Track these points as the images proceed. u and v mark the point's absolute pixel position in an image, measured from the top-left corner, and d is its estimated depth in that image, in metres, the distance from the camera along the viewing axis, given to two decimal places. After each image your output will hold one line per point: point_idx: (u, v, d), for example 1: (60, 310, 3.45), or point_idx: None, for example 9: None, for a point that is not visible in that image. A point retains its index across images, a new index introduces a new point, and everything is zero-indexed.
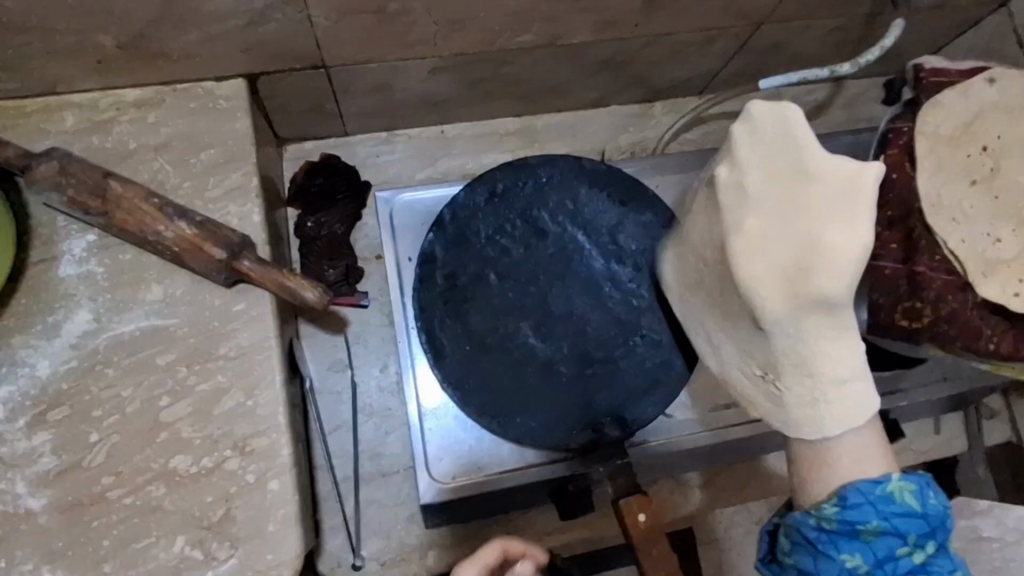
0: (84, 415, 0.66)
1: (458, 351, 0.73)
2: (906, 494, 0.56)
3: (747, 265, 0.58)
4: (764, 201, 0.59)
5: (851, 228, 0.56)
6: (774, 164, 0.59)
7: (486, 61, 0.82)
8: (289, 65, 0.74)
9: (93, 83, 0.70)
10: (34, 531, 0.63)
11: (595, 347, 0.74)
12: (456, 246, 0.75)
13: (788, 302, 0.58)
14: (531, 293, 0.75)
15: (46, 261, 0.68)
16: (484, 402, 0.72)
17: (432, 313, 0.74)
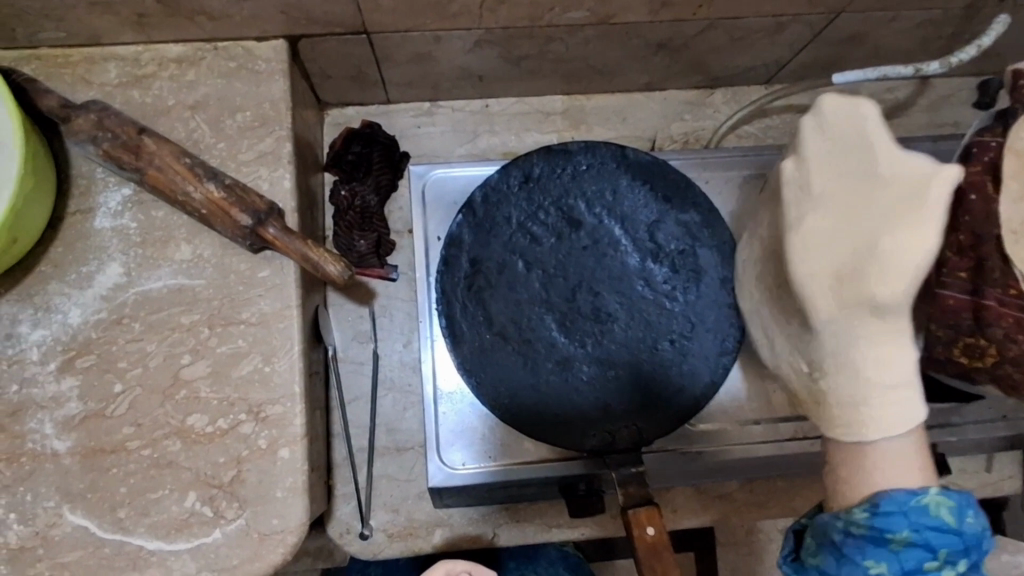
0: (110, 365, 0.68)
1: (478, 337, 0.71)
2: (942, 509, 0.53)
3: (800, 257, 0.58)
4: (824, 196, 0.58)
5: (918, 234, 0.55)
6: (841, 165, 0.58)
7: (530, 37, 0.79)
8: (328, 29, 0.74)
9: (136, 37, 0.72)
10: (57, 471, 0.66)
11: (622, 346, 0.71)
12: (484, 229, 0.72)
13: (840, 298, 0.57)
14: (559, 286, 0.72)
15: (83, 211, 0.70)
16: (500, 392, 0.70)
17: (455, 297, 0.71)
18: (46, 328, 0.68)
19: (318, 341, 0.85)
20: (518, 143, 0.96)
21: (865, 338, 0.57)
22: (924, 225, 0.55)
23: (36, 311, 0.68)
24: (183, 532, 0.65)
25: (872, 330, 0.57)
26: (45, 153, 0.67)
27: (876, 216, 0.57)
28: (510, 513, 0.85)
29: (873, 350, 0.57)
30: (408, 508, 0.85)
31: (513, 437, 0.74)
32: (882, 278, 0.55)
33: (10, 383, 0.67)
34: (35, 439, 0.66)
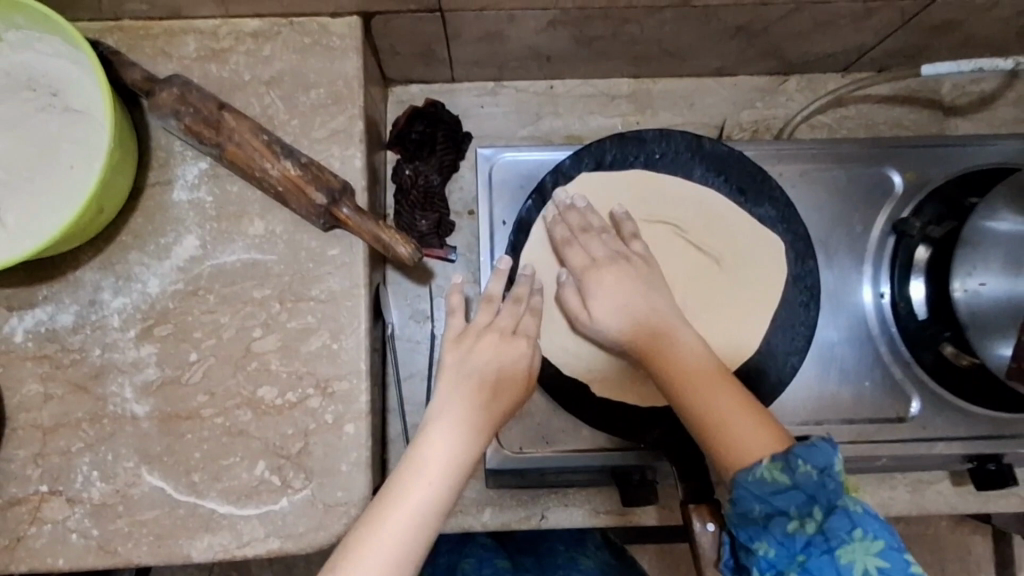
0: (187, 335, 0.70)
1: (549, 323, 0.73)
2: (775, 473, 0.57)
3: None
4: None
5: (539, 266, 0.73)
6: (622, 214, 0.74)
7: (607, 18, 0.77)
8: (403, 6, 0.73)
9: (216, 11, 0.73)
10: (136, 433, 0.68)
11: (585, 217, 0.71)
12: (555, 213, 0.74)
13: None
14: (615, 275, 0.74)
15: (162, 182, 0.72)
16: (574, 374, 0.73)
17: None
18: (126, 296, 0.70)
19: (378, 319, 0.86)
20: (581, 127, 0.94)
21: (703, 372, 0.62)
22: None
23: (117, 280, 0.70)
24: (252, 498, 0.68)
25: None
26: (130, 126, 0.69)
27: None
28: (559, 496, 0.86)
29: (661, 346, 0.64)
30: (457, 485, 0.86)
31: (571, 424, 0.75)
32: (626, 294, 0.66)
33: (93, 347, 0.69)
34: (115, 402, 0.69)
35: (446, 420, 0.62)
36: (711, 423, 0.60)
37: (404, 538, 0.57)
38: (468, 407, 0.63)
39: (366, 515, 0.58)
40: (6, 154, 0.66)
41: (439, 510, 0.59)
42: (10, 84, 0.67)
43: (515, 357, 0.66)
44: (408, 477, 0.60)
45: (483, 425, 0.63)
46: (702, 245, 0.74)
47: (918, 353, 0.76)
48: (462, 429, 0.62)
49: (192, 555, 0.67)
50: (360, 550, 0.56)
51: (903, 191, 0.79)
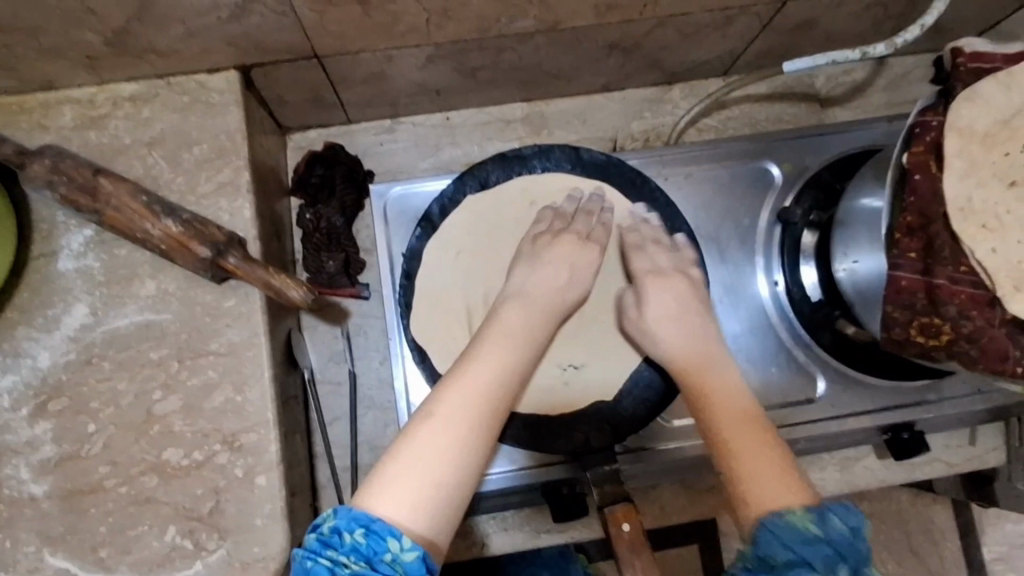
0: (83, 407, 0.68)
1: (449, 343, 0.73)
2: (807, 522, 0.54)
3: None
4: (507, 241, 0.75)
5: (437, 279, 0.74)
6: (513, 218, 0.76)
7: (482, 49, 0.80)
8: (278, 56, 0.74)
9: (88, 79, 0.73)
10: (36, 515, 0.66)
11: (658, 233, 0.75)
12: (445, 234, 0.75)
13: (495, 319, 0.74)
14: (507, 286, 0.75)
15: (47, 254, 0.71)
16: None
17: (426, 306, 0.74)
18: (15, 374, 0.68)
19: (294, 366, 0.85)
20: (481, 153, 0.97)
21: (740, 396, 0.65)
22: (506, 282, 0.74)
23: (5, 358, 0.68)
24: (166, 567, 0.65)
25: None
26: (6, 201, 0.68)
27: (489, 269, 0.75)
28: (497, 521, 0.86)
29: (702, 369, 0.67)
30: None
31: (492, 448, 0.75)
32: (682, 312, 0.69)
33: None
34: (12, 485, 0.66)
35: (480, 375, 0.58)
36: (738, 437, 0.61)
37: (437, 484, 0.52)
38: (501, 366, 0.59)
39: (401, 446, 0.53)
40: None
41: (472, 471, 0.54)
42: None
43: (549, 290, 0.67)
44: (436, 422, 0.54)
45: (510, 388, 0.59)
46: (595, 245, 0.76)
47: (817, 335, 0.78)
48: (508, 377, 0.59)
49: None
50: (386, 483, 0.51)
51: (782, 183, 0.83)
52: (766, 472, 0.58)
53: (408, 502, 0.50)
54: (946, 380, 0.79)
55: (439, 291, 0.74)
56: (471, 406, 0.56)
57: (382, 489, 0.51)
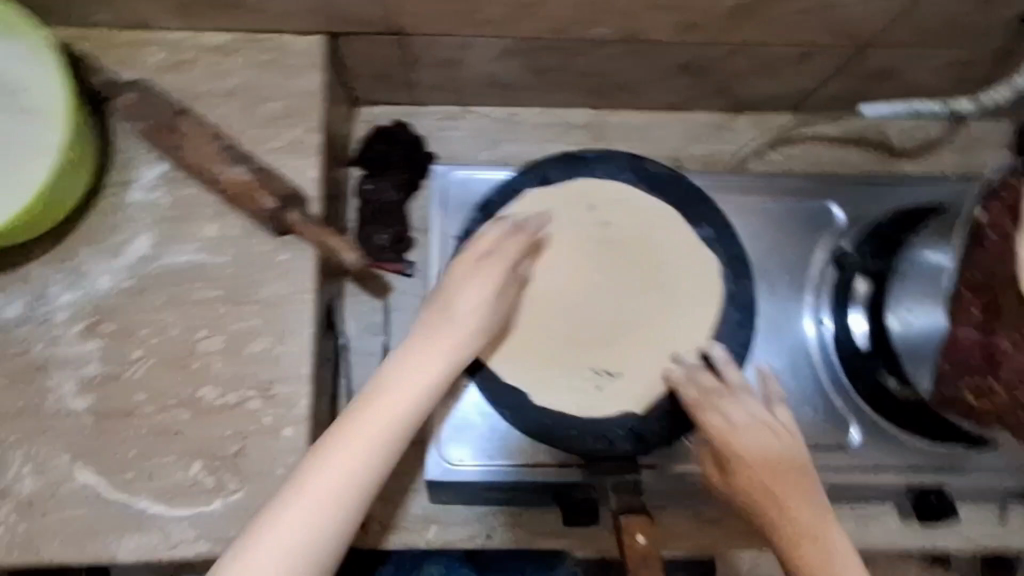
0: (131, 333, 0.70)
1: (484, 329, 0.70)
2: None
3: (571, 281, 0.71)
4: (562, 235, 0.72)
5: None
6: (571, 214, 0.72)
7: (560, 49, 0.80)
8: (363, 28, 0.76)
9: (179, 24, 0.74)
10: (72, 428, 0.68)
11: (731, 375, 0.66)
12: (500, 221, 0.72)
13: (535, 314, 0.71)
14: (554, 282, 0.71)
15: (122, 184, 0.73)
16: (504, 369, 0.70)
17: None
18: (78, 290, 0.71)
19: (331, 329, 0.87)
20: (539, 153, 0.95)
21: (809, 488, 0.59)
22: (553, 276, 0.71)
23: (68, 276, 0.71)
24: (185, 499, 0.67)
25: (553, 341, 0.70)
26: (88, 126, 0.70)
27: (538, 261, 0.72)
28: (504, 516, 0.86)
29: (773, 471, 0.60)
30: (403, 501, 0.86)
31: (515, 438, 0.75)
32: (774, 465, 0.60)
33: (37, 341, 0.70)
34: (55, 396, 0.69)
35: (352, 423, 0.55)
36: (807, 544, 0.56)
37: (303, 547, 0.51)
38: (371, 413, 0.55)
39: (277, 501, 0.52)
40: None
41: (342, 528, 0.52)
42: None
43: (454, 333, 0.61)
44: (306, 480, 0.53)
45: (382, 438, 0.55)
46: (655, 255, 0.72)
47: (857, 381, 0.77)
48: (389, 429, 0.55)
49: (117, 554, 0.66)
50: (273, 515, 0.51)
51: (843, 225, 0.82)
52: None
53: (270, 561, 0.50)
54: (979, 452, 0.78)
55: None
56: (387, 429, 0.55)
57: (248, 554, 0.50)
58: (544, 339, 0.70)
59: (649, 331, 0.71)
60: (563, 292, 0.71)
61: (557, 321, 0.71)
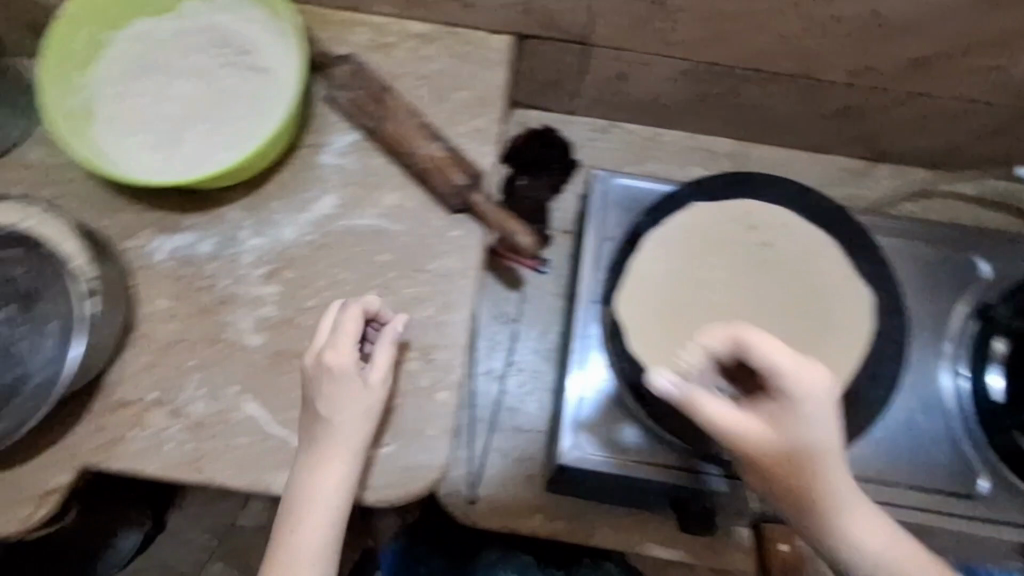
0: (308, 284, 0.75)
1: (640, 327, 0.73)
2: None
3: (725, 295, 0.74)
4: (721, 251, 0.75)
5: (646, 265, 0.75)
6: (731, 231, 0.76)
7: (727, 76, 0.85)
8: (553, 34, 0.82)
9: (389, 10, 0.81)
10: (246, 361, 0.73)
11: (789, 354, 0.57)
12: (665, 228, 0.76)
13: (689, 320, 0.73)
14: (710, 293, 0.74)
15: (316, 146, 0.78)
16: (659, 367, 0.71)
17: (631, 288, 0.74)
18: (265, 237, 0.76)
19: None
20: (680, 174, 1.00)
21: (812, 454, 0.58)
22: (709, 288, 0.75)
23: (258, 222, 0.76)
24: None
25: None
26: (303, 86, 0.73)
27: (696, 271, 0.75)
28: (610, 518, 0.87)
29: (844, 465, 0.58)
30: (514, 487, 0.88)
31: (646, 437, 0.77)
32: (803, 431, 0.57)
33: (224, 278, 0.75)
34: (235, 330, 0.74)
35: (314, 489, 0.67)
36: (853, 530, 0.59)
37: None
38: (311, 472, 0.67)
39: (270, 559, 0.68)
40: (186, 98, 0.74)
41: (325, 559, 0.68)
42: (188, 43, 0.75)
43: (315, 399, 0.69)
44: (285, 537, 0.67)
45: (332, 492, 0.67)
46: (808, 280, 0.75)
47: (992, 434, 0.78)
48: (337, 493, 0.67)
49: (270, 487, 0.70)
50: (291, 551, 0.67)
51: (989, 282, 0.83)
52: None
53: None
54: None
55: (643, 278, 0.74)
56: (326, 516, 0.67)
57: None
58: None
59: (801, 350, 0.73)
60: (718, 304, 0.74)
61: (709, 330, 0.73)
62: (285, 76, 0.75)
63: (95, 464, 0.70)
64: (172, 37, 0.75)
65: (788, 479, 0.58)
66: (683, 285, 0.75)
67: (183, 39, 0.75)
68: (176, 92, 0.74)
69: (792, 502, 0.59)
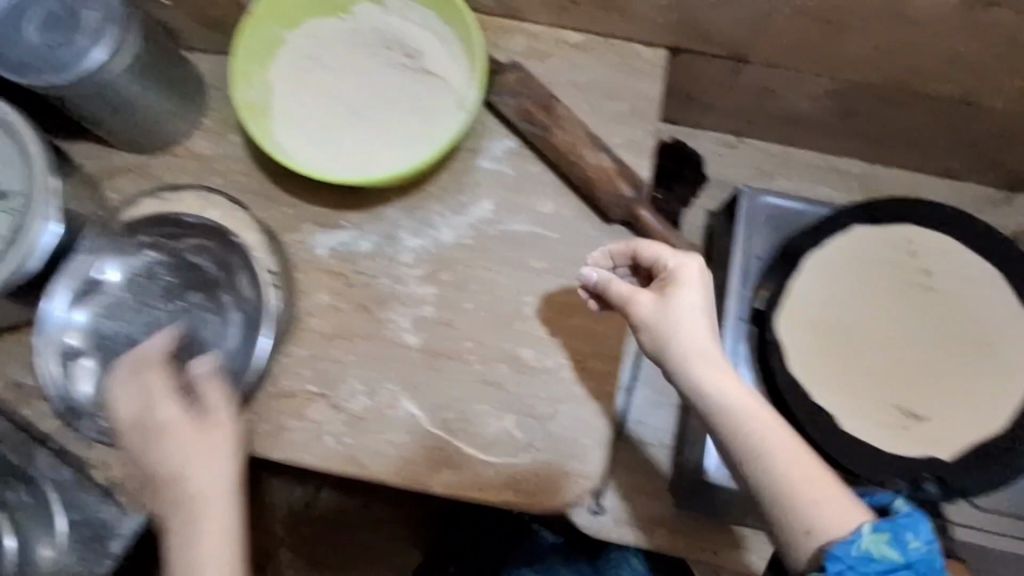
0: (465, 287, 0.76)
1: (800, 347, 0.74)
2: (880, 546, 0.56)
3: (886, 319, 0.74)
4: (881, 275, 0.75)
5: (806, 284, 0.75)
6: (893, 256, 0.75)
7: (883, 97, 0.83)
8: (711, 48, 0.81)
9: (547, 18, 0.81)
10: (405, 360, 0.75)
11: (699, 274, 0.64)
12: (826, 249, 0.76)
13: (848, 343, 0.74)
14: (870, 317, 0.74)
15: (472, 150, 0.79)
16: (816, 388, 0.72)
17: (789, 308, 0.75)
18: (422, 238, 0.77)
19: None
20: (810, 194, 0.98)
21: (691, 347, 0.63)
22: (868, 311, 0.74)
23: (416, 223, 0.77)
24: (497, 447, 0.73)
25: (863, 373, 0.73)
26: (473, 89, 0.73)
27: (856, 294, 0.75)
28: None
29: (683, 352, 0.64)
30: None
31: None
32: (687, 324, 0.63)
33: (383, 276, 0.76)
34: (394, 328, 0.75)
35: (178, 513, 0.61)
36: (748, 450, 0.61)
37: None
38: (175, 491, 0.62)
39: None
40: (352, 100, 0.75)
41: None
42: (354, 44, 0.76)
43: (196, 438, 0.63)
44: None
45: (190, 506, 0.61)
46: (972, 310, 0.74)
47: None
48: (202, 500, 0.62)
49: (430, 485, 0.72)
50: (191, 570, 0.60)
51: None
52: (783, 526, 0.59)
53: None
54: None
55: (803, 297, 0.75)
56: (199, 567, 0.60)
57: None
58: (855, 369, 0.73)
59: (965, 379, 0.72)
60: (877, 327, 0.74)
61: (869, 354, 0.73)
62: (457, 83, 0.74)
63: (260, 452, 0.72)
64: (347, 36, 0.76)
65: (707, 398, 0.62)
66: (843, 306, 0.75)
67: (351, 41, 0.76)
68: (344, 94, 0.75)
69: (720, 426, 0.62)
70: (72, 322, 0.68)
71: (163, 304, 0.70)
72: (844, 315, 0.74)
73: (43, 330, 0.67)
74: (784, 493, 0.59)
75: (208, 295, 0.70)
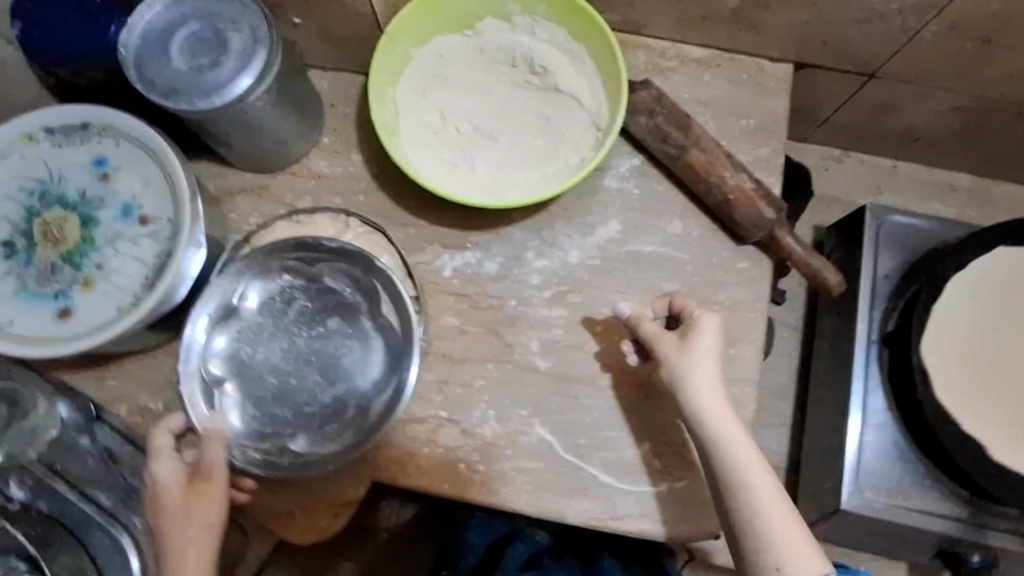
0: (595, 308, 0.74)
1: (948, 372, 0.71)
2: None
3: None
4: None
5: (950, 309, 0.72)
6: None
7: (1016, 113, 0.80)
8: (840, 64, 0.78)
9: (671, 33, 0.78)
10: (536, 385, 0.73)
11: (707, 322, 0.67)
12: (971, 271, 0.73)
13: (998, 370, 0.71)
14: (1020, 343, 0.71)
15: (598, 169, 0.77)
16: (967, 416, 0.70)
17: (936, 333, 0.72)
18: (548, 259, 0.75)
19: None
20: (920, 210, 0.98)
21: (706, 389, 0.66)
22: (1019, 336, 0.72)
23: (542, 244, 0.76)
24: (633, 474, 0.71)
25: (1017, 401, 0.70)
26: (613, 106, 0.71)
27: (1005, 319, 0.72)
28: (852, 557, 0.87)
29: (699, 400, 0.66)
30: None
31: (924, 481, 0.78)
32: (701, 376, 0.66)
33: (511, 298, 0.75)
34: (523, 351, 0.74)
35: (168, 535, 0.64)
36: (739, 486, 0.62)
37: None
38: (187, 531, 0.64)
39: None
40: (484, 119, 0.73)
41: None
42: (486, 61, 0.75)
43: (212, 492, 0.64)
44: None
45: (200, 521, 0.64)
46: None
47: None
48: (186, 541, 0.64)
49: (566, 513, 0.70)
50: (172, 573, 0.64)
51: None
52: (753, 572, 0.60)
53: None
54: None
55: (948, 322, 0.72)
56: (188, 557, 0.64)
57: None
58: (1008, 397, 0.70)
59: None
60: None
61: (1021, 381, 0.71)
62: (590, 100, 0.72)
63: (389, 479, 0.71)
64: (477, 53, 0.75)
65: (708, 436, 0.64)
66: (990, 331, 0.72)
67: (483, 57, 0.75)
68: (477, 112, 0.74)
69: (710, 461, 0.64)
70: (216, 346, 0.69)
71: (299, 330, 0.70)
72: (992, 340, 0.72)
73: (186, 354, 0.68)
74: (763, 539, 0.60)
75: (345, 320, 0.70)
